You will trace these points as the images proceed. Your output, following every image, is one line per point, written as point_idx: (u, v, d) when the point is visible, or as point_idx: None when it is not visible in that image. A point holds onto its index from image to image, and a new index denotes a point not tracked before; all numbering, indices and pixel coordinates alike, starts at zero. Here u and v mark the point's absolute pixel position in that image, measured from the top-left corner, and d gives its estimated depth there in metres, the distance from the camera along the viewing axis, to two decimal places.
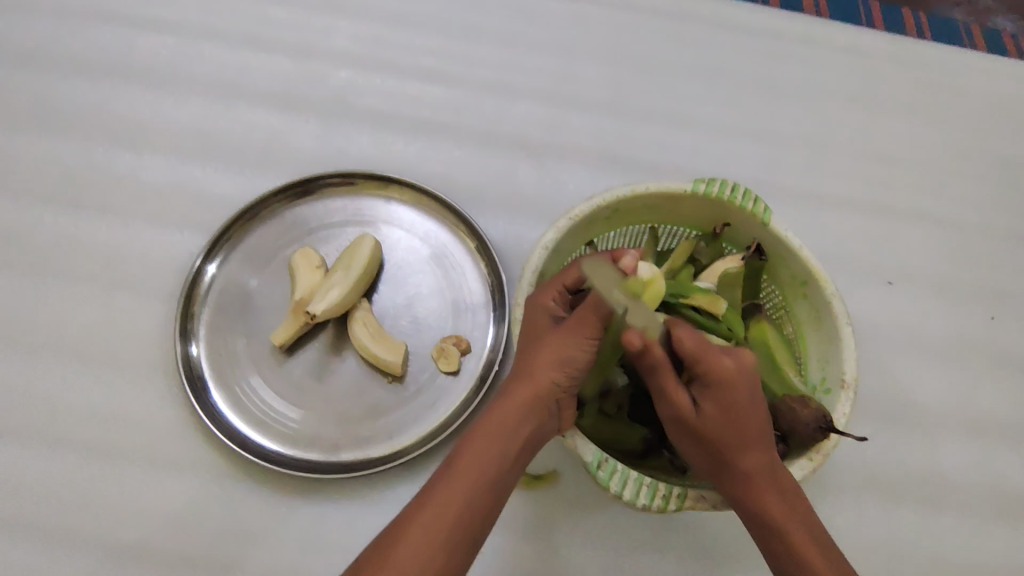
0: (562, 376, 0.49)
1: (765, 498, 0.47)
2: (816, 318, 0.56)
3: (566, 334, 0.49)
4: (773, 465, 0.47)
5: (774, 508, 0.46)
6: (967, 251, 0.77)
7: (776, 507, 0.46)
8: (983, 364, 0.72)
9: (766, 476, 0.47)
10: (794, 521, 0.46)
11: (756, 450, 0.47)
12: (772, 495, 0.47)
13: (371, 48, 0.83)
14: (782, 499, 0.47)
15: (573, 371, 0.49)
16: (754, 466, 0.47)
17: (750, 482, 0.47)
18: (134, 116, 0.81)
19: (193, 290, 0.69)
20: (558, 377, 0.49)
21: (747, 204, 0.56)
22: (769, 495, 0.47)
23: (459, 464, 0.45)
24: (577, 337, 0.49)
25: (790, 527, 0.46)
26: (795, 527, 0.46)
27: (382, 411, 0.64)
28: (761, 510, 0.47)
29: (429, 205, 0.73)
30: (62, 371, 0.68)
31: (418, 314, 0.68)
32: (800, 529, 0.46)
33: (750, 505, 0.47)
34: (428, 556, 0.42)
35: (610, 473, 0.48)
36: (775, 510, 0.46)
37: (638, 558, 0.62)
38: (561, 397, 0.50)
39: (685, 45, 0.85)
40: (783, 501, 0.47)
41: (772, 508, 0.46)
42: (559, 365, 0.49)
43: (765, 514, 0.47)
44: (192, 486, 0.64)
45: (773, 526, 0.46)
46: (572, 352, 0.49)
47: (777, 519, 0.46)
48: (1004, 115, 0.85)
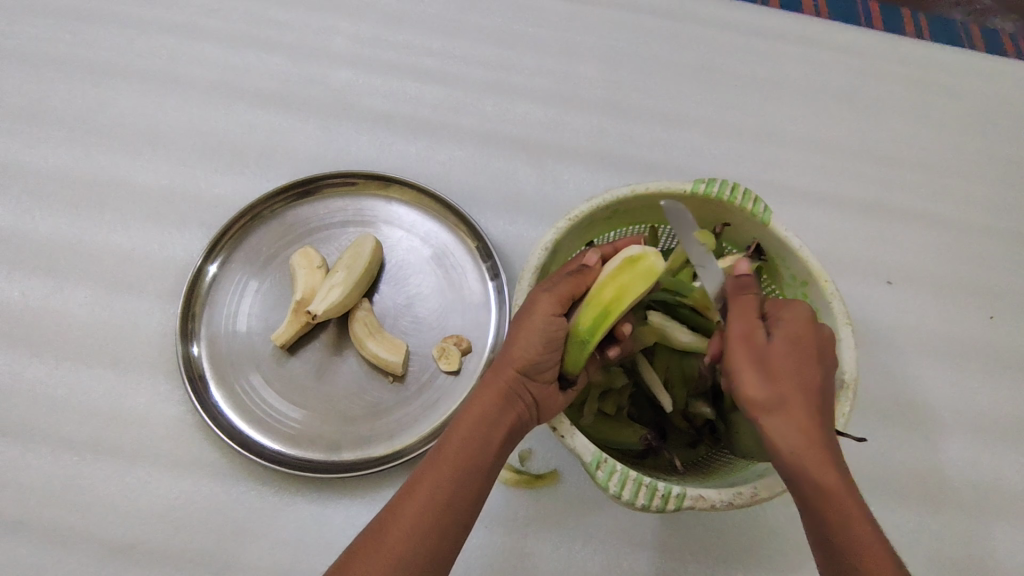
0: (527, 365, 0.48)
1: (828, 468, 0.41)
2: (815, 318, 0.56)
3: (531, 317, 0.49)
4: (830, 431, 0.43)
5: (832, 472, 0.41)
6: (963, 251, 0.77)
7: (839, 482, 0.41)
8: (982, 364, 0.72)
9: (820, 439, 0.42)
10: (852, 503, 0.41)
11: (816, 409, 0.43)
12: (836, 467, 0.41)
13: (371, 47, 0.83)
14: (844, 474, 0.42)
15: (537, 359, 0.48)
16: (811, 430, 0.42)
17: (808, 447, 0.42)
18: (134, 116, 0.81)
19: (194, 290, 0.69)
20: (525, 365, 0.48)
21: (746, 204, 0.56)
22: (833, 468, 0.41)
23: (445, 451, 0.46)
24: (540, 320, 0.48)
25: (848, 509, 0.41)
26: (853, 508, 0.41)
27: (383, 411, 0.64)
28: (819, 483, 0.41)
29: (431, 205, 0.73)
30: (63, 371, 0.69)
31: (418, 313, 0.69)
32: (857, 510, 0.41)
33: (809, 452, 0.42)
34: (417, 537, 0.42)
35: (608, 473, 0.47)
36: (836, 489, 0.41)
37: (638, 558, 0.62)
38: (535, 387, 0.49)
39: (684, 45, 0.85)
40: (846, 477, 0.42)
41: (835, 483, 0.41)
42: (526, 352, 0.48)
43: (828, 489, 0.41)
44: (194, 486, 0.64)
45: (833, 503, 0.41)
46: (551, 333, 0.48)
47: (838, 497, 0.41)
48: (1000, 117, 0.85)
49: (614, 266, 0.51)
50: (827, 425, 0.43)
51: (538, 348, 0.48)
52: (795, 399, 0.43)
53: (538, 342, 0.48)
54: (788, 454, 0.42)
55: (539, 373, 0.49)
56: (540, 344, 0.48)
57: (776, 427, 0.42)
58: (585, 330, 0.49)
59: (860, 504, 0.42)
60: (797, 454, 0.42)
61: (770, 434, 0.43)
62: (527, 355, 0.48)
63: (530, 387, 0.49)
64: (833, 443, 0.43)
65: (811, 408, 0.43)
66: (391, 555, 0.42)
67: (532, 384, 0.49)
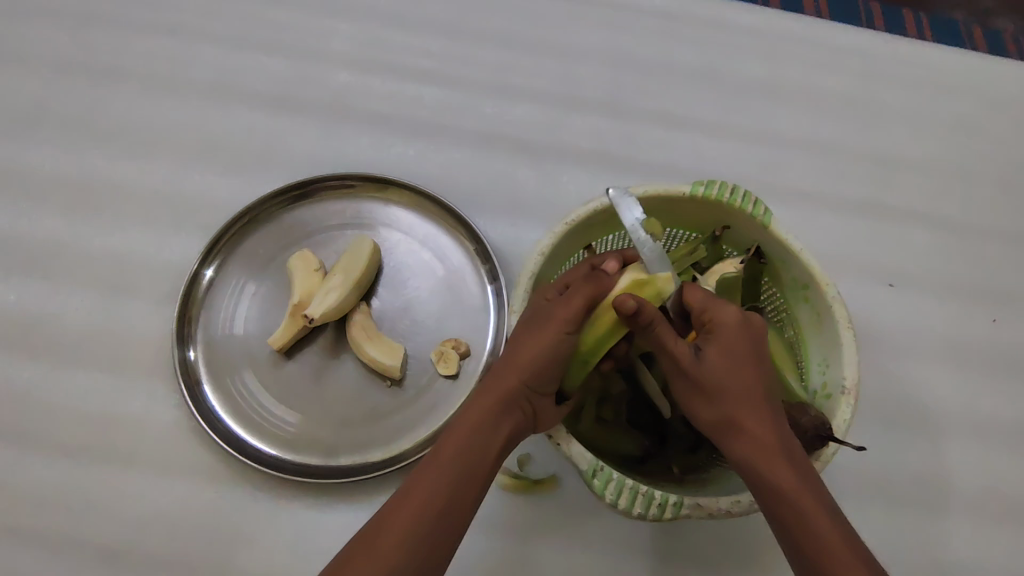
0: (527, 376, 0.48)
1: (779, 467, 0.43)
2: (816, 321, 0.55)
3: (535, 330, 0.48)
4: (783, 431, 0.45)
5: (783, 475, 0.42)
6: (965, 253, 0.77)
7: (794, 480, 0.42)
8: (985, 367, 0.71)
9: (772, 441, 0.44)
10: (809, 496, 0.42)
11: (763, 413, 0.45)
12: (787, 465, 0.43)
13: (370, 49, 0.83)
14: (798, 470, 0.43)
15: (539, 371, 0.48)
16: (761, 434, 0.44)
17: (759, 452, 0.44)
18: (132, 118, 0.81)
19: (191, 293, 0.68)
20: (524, 377, 0.48)
21: (746, 207, 0.55)
22: (785, 465, 0.43)
23: (440, 456, 0.45)
24: (545, 333, 0.48)
25: (802, 502, 0.42)
26: (811, 501, 0.42)
27: (380, 416, 0.64)
28: (769, 480, 0.43)
29: (429, 208, 0.72)
30: (59, 375, 0.68)
31: (417, 317, 0.68)
32: (816, 504, 0.42)
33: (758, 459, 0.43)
34: (412, 544, 0.42)
35: (604, 481, 0.47)
36: (790, 485, 0.42)
37: (637, 563, 0.62)
38: (534, 398, 0.48)
39: (684, 46, 0.85)
40: (800, 474, 0.43)
41: (790, 480, 0.42)
42: (528, 364, 0.48)
43: (781, 487, 0.42)
44: (190, 491, 0.64)
45: (784, 499, 0.42)
46: (554, 349, 0.48)
47: (790, 492, 0.42)
48: (1002, 117, 0.85)
49: (624, 285, 0.49)
50: (780, 426, 0.45)
51: (540, 360, 0.48)
52: (742, 407, 0.45)
53: (542, 354, 0.47)
54: (742, 460, 0.44)
55: (539, 384, 0.48)
56: (544, 358, 0.48)
57: (727, 438, 0.45)
58: (587, 350, 0.50)
59: (819, 498, 0.42)
60: (750, 459, 0.44)
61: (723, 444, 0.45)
62: (529, 365, 0.47)
63: (530, 396, 0.48)
64: (786, 442, 0.44)
65: (760, 413, 0.45)
66: (383, 559, 0.41)
67: (532, 395, 0.48)
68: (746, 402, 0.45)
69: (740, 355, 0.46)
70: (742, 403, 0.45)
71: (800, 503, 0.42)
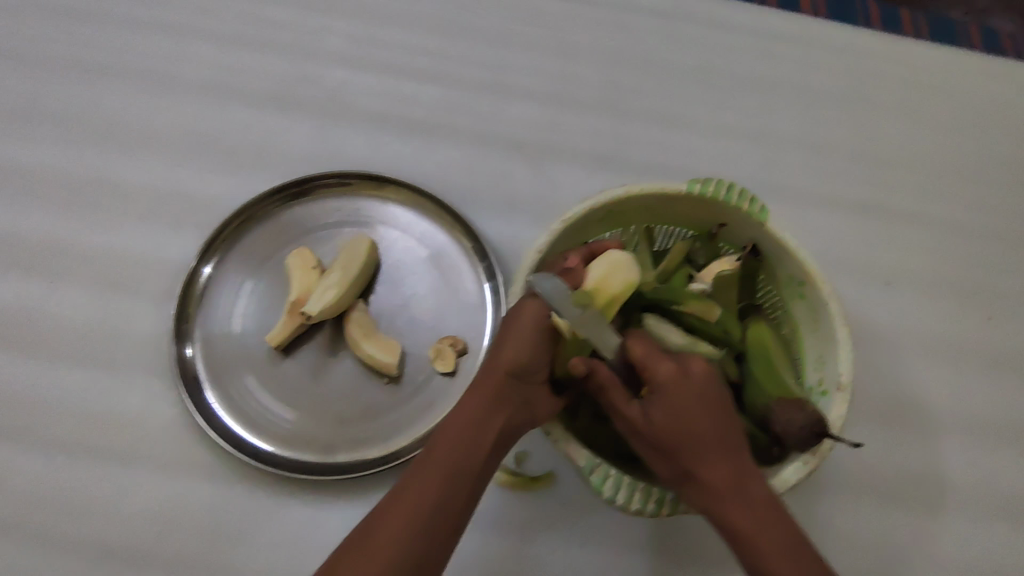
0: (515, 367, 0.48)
1: (735, 514, 0.43)
2: (812, 319, 0.55)
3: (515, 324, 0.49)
4: (742, 472, 0.44)
5: (740, 523, 0.43)
6: (961, 252, 0.77)
7: (750, 527, 0.43)
8: (981, 365, 0.72)
9: (729, 491, 0.43)
10: (766, 539, 0.42)
11: (719, 459, 0.44)
12: (743, 512, 0.43)
13: (367, 47, 0.83)
14: (756, 516, 0.43)
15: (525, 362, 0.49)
16: (716, 482, 0.44)
17: (714, 499, 0.44)
18: (130, 116, 0.81)
19: (188, 291, 0.69)
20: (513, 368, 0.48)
21: (743, 205, 0.55)
22: (742, 513, 0.43)
23: (435, 453, 0.46)
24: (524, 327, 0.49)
25: (762, 550, 0.42)
26: (769, 547, 0.42)
27: (378, 413, 0.64)
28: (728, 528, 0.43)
29: (425, 206, 0.73)
30: (56, 373, 0.68)
31: (414, 314, 0.68)
32: (775, 549, 0.42)
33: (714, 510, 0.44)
34: (408, 540, 0.42)
35: (602, 477, 0.47)
36: (747, 531, 0.43)
37: (634, 561, 0.62)
38: (526, 390, 0.49)
39: (682, 45, 0.85)
40: (758, 519, 0.43)
41: (748, 527, 0.43)
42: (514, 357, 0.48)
43: (739, 533, 0.43)
44: (187, 488, 0.64)
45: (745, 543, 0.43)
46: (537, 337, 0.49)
47: (748, 539, 0.43)
48: (998, 116, 0.85)
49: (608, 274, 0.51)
50: (739, 469, 0.44)
51: (530, 352, 0.48)
52: (697, 456, 0.44)
53: (529, 343, 0.49)
54: (700, 507, 0.45)
55: (529, 377, 0.49)
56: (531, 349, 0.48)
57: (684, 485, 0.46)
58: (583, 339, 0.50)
59: (780, 542, 0.42)
60: (705, 508, 0.44)
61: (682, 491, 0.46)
62: (517, 356, 0.48)
63: (521, 390, 0.49)
64: (744, 486, 0.44)
65: (716, 459, 0.44)
66: (381, 554, 0.41)
67: (523, 387, 0.49)
68: (692, 457, 0.44)
69: (681, 412, 0.45)
70: (690, 458, 0.45)
71: (761, 550, 0.42)
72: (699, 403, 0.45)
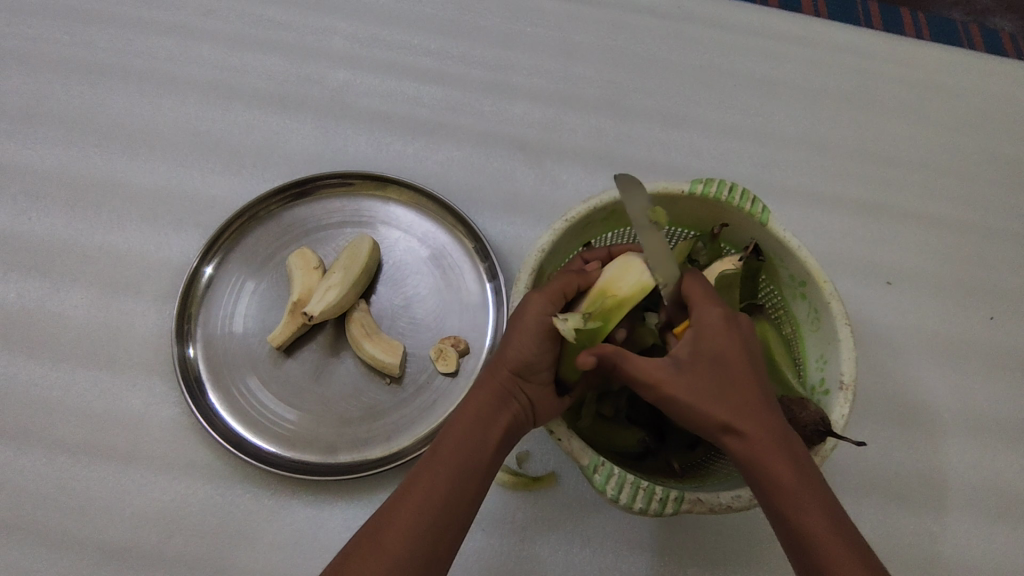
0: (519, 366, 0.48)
1: (780, 466, 0.42)
2: (814, 319, 0.55)
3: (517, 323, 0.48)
4: (783, 429, 0.44)
5: (785, 473, 0.42)
6: (962, 252, 0.77)
7: (795, 481, 0.42)
8: (983, 365, 0.72)
9: (775, 437, 0.43)
10: (807, 491, 0.42)
11: (763, 412, 0.44)
12: (789, 464, 0.42)
13: (369, 48, 0.83)
14: (798, 470, 0.43)
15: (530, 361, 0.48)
16: (760, 434, 0.43)
17: (758, 450, 0.43)
18: (132, 117, 0.81)
19: (190, 292, 0.69)
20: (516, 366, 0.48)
21: (745, 204, 0.55)
22: (787, 465, 0.42)
23: (440, 453, 0.45)
24: (526, 325, 0.48)
25: (803, 500, 0.41)
26: (812, 500, 0.41)
27: (380, 413, 0.64)
28: (773, 474, 0.42)
29: (427, 206, 0.73)
30: (58, 374, 0.68)
31: (416, 314, 0.68)
32: (816, 505, 0.41)
33: (759, 456, 0.43)
34: (415, 539, 0.42)
35: (606, 477, 0.47)
36: (790, 485, 0.42)
37: (637, 561, 0.62)
38: (529, 389, 0.49)
39: (683, 45, 0.85)
40: (802, 474, 0.42)
41: (792, 477, 0.42)
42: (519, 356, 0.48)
43: (782, 487, 0.42)
44: (189, 489, 0.64)
45: (788, 493, 0.42)
46: (542, 334, 0.48)
47: (792, 487, 0.42)
48: (998, 115, 0.85)
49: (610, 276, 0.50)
50: (780, 425, 0.44)
51: (533, 350, 0.48)
52: (741, 406, 0.44)
53: (534, 341, 0.48)
54: (741, 460, 0.44)
55: (532, 375, 0.49)
56: (534, 346, 0.48)
57: (725, 438, 0.44)
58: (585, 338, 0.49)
59: (821, 499, 0.42)
60: (749, 459, 0.43)
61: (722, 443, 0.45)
62: (520, 354, 0.48)
63: (524, 389, 0.49)
64: (787, 440, 0.44)
65: (760, 412, 0.44)
66: (388, 554, 0.41)
67: (525, 385, 0.49)
68: (740, 405, 0.44)
69: (726, 359, 0.46)
70: (738, 405, 0.45)
71: (803, 500, 0.41)
72: (743, 354, 0.47)
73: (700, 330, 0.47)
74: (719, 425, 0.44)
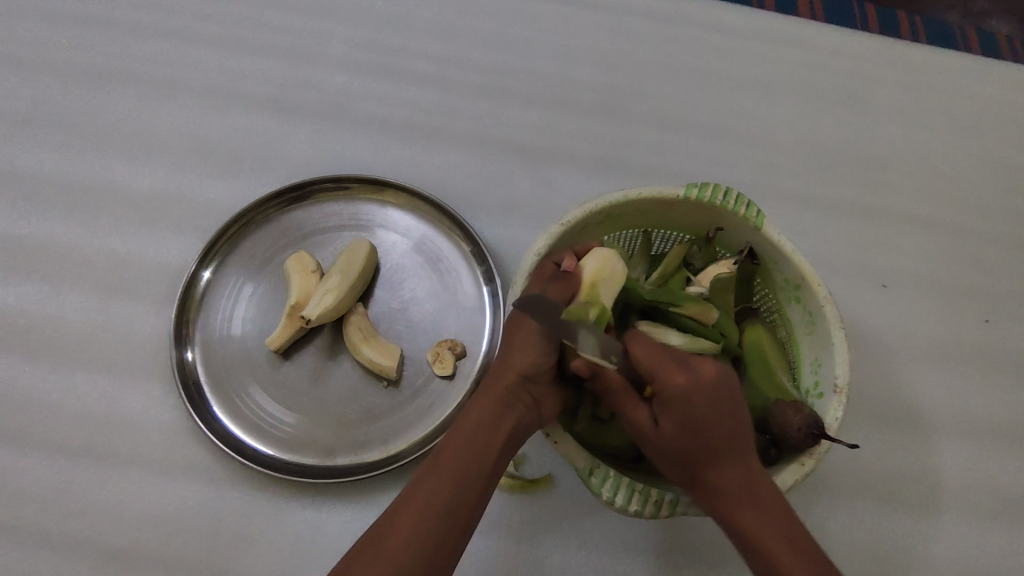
0: (525, 368, 0.48)
1: (742, 523, 0.43)
2: (808, 322, 0.56)
3: (522, 327, 0.49)
4: (748, 480, 0.44)
5: (748, 526, 0.43)
6: (958, 254, 0.77)
7: (758, 531, 0.43)
8: (978, 367, 0.72)
9: (739, 494, 0.44)
10: (775, 540, 0.42)
11: (726, 465, 0.44)
12: (752, 517, 0.43)
13: (367, 51, 0.83)
14: (764, 519, 0.43)
15: (537, 363, 0.49)
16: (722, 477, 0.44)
17: (721, 494, 0.44)
18: (130, 120, 0.81)
19: (188, 295, 0.69)
20: (524, 369, 0.48)
21: (739, 208, 0.56)
22: (750, 514, 0.43)
23: (444, 456, 0.46)
24: (532, 329, 0.49)
25: (770, 550, 0.42)
26: (778, 552, 0.42)
27: (377, 416, 0.64)
28: (737, 529, 0.43)
29: (424, 209, 0.73)
30: (57, 376, 0.69)
31: (413, 317, 0.69)
32: (781, 541, 0.42)
33: (724, 512, 0.44)
34: (417, 544, 0.43)
35: (601, 479, 0.48)
36: (754, 526, 0.43)
37: (633, 563, 0.62)
38: (535, 391, 0.49)
39: (679, 48, 0.85)
40: (766, 519, 0.43)
41: (755, 529, 0.43)
42: (526, 358, 0.48)
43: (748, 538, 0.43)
44: (188, 491, 0.64)
45: (754, 545, 0.43)
46: (548, 337, 0.48)
47: (756, 539, 0.43)
48: (995, 116, 0.85)
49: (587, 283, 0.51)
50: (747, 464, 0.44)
51: (539, 353, 0.48)
52: (704, 449, 0.44)
53: (540, 346, 0.48)
54: (708, 508, 0.45)
55: (538, 377, 0.49)
56: (540, 349, 0.48)
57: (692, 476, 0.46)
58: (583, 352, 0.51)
59: (792, 544, 0.42)
60: (713, 501, 0.44)
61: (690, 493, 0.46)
62: (526, 358, 0.48)
63: (530, 391, 0.49)
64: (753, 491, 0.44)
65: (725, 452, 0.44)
66: (389, 559, 0.42)
67: (532, 387, 0.49)
68: (704, 465, 0.44)
69: (694, 421, 0.44)
70: (700, 465, 0.44)
71: (770, 549, 0.42)
72: (714, 410, 0.44)
73: (663, 392, 0.45)
74: (685, 481, 0.46)
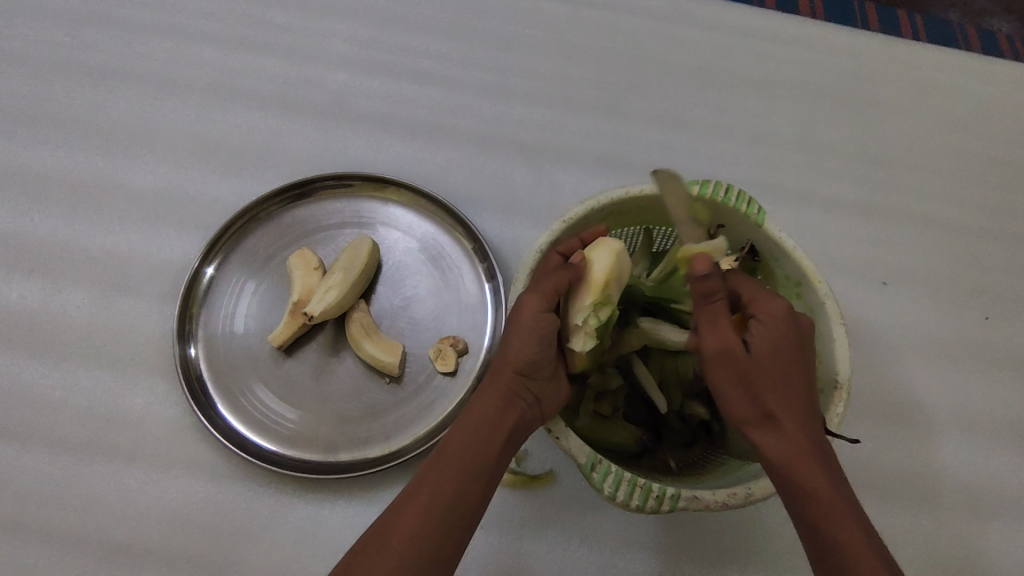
0: (522, 364, 0.48)
1: (814, 476, 0.43)
2: (809, 318, 0.56)
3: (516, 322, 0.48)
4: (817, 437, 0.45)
5: (820, 482, 0.43)
6: (958, 252, 0.78)
7: (826, 489, 0.43)
8: (978, 365, 0.72)
9: (812, 445, 0.44)
10: (838, 501, 0.43)
11: (803, 414, 0.45)
12: (824, 473, 0.43)
13: (369, 49, 0.84)
14: (831, 480, 0.44)
15: (533, 359, 0.49)
16: (799, 434, 0.44)
17: (798, 451, 0.44)
18: (132, 118, 0.81)
19: (191, 292, 0.69)
20: (520, 365, 0.48)
21: (741, 205, 0.56)
22: (819, 471, 0.43)
23: (446, 454, 0.46)
24: (525, 324, 0.48)
25: (834, 511, 0.43)
26: (841, 512, 0.43)
27: (380, 412, 0.64)
28: (806, 482, 0.43)
29: (426, 206, 0.73)
30: (60, 373, 0.69)
31: (414, 314, 0.69)
32: (846, 509, 0.43)
33: (795, 462, 0.44)
34: (420, 539, 0.43)
35: (604, 474, 0.47)
36: (823, 490, 0.43)
37: (634, 559, 0.63)
38: (533, 386, 0.49)
39: (681, 47, 0.86)
40: (831, 480, 0.44)
41: (823, 486, 0.43)
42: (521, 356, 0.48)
43: (815, 494, 0.43)
44: (191, 487, 0.65)
45: (821, 500, 0.43)
46: (542, 332, 0.48)
47: (823, 495, 0.43)
48: (995, 115, 0.86)
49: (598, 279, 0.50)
50: (816, 427, 0.45)
51: (533, 348, 0.48)
52: (782, 404, 0.45)
53: (533, 340, 0.48)
54: (776, 455, 0.44)
55: (536, 373, 0.49)
56: (534, 344, 0.48)
57: (761, 432, 0.45)
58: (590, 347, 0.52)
59: (852, 509, 0.43)
60: (789, 458, 0.44)
61: (757, 438, 0.45)
62: (521, 354, 0.48)
63: (528, 387, 0.49)
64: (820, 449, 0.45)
65: (797, 412, 0.45)
66: (393, 554, 0.42)
67: (530, 383, 0.49)
68: (784, 409, 0.45)
69: (786, 355, 0.45)
70: (780, 409, 0.45)
71: (833, 508, 0.43)
72: (800, 356, 0.46)
73: (762, 320, 0.46)
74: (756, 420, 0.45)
